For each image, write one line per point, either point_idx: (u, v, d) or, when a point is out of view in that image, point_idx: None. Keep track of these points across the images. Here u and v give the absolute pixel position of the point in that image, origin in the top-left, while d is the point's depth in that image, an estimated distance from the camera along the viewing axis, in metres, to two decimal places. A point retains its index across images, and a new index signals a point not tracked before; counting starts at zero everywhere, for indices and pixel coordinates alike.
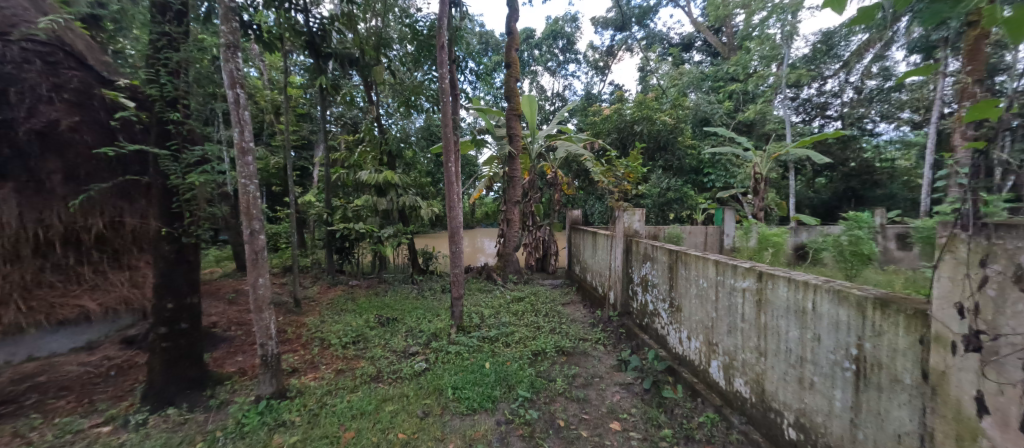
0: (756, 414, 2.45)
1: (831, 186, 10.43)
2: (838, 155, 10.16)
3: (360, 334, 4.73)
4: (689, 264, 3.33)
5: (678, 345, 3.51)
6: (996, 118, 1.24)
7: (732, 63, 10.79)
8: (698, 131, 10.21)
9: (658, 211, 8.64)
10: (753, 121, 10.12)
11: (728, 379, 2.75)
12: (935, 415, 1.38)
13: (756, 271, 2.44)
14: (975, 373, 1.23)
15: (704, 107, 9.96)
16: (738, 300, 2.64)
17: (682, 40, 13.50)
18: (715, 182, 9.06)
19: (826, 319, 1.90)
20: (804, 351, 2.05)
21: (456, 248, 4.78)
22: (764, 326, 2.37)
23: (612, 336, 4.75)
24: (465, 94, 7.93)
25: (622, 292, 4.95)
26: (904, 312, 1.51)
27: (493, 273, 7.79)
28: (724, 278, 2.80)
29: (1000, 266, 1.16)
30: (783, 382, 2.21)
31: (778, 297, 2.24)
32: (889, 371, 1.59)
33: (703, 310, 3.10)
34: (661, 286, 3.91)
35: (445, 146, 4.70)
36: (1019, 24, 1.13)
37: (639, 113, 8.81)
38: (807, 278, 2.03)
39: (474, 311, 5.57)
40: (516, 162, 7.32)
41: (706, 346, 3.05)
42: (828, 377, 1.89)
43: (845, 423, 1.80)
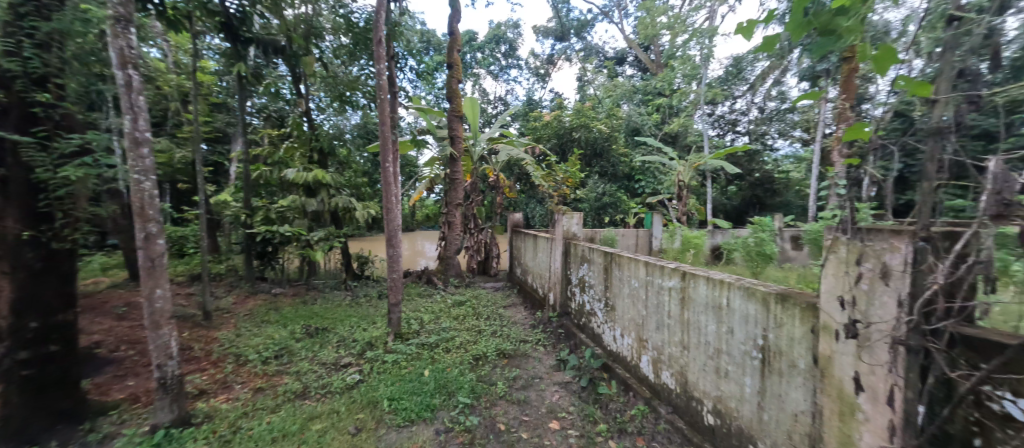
0: (680, 403, 2.65)
1: (740, 193, 11.71)
2: (745, 166, 11.47)
3: (285, 347, 4.32)
4: (622, 265, 3.52)
5: (612, 343, 3.68)
6: (865, 138, 1.46)
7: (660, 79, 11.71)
8: (630, 141, 10.91)
9: (594, 215, 9.07)
10: (677, 133, 11.13)
11: (656, 373, 2.94)
12: (823, 395, 1.59)
13: (680, 271, 2.65)
14: (852, 356, 1.44)
15: (635, 118, 10.68)
16: (665, 299, 2.84)
17: (616, 55, 14.38)
18: (646, 188, 9.71)
19: (738, 313, 2.11)
20: (720, 343, 2.26)
21: (394, 252, 4.58)
22: (687, 322, 2.57)
23: (551, 336, 4.87)
24: (404, 92, 7.66)
25: (561, 294, 5.10)
26: (800, 305, 1.73)
27: (433, 278, 7.59)
28: (653, 278, 3.00)
29: (871, 264, 1.37)
30: (703, 373, 2.41)
31: (699, 295, 2.44)
32: (788, 358, 1.80)
33: (634, 309, 3.29)
34: (597, 286, 4.09)
35: (382, 145, 4.47)
36: (883, 59, 1.34)
37: (578, 121, 9.20)
38: (723, 277, 2.24)
39: (413, 317, 5.38)
40: (458, 164, 7.22)
41: (637, 343, 3.23)
42: (740, 366, 2.10)
43: (753, 407, 2.01)
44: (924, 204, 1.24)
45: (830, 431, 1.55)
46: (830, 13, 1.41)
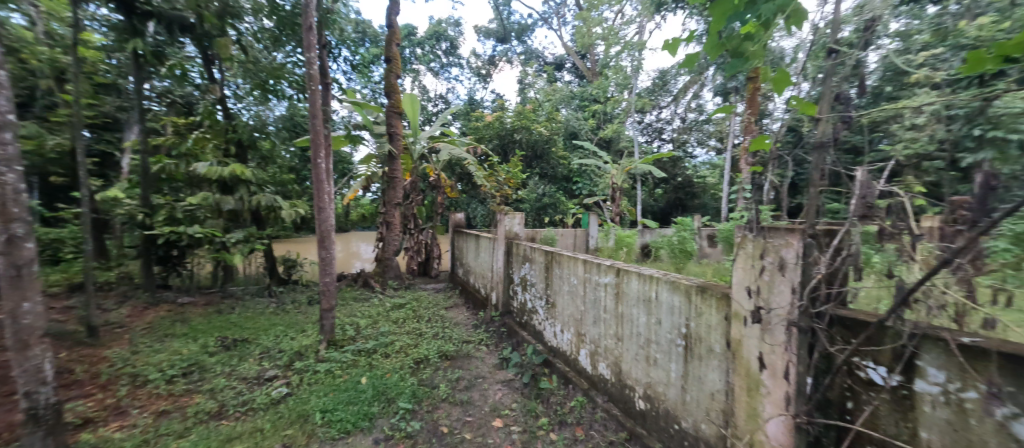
0: (615, 392, 2.82)
1: (666, 196, 12.75)
2: (670, 171, 12.53)
3: (195, 363, 3.83)
4: (562, 264, 3.65)
5: (553, 339, 3.81)
6: (766, 148, 1.68)
7: (596, 86, 12.32)
8: (568, 144, 11.35)
9: (535, 215, 9.29)
10: (611, 138, 11.82)
11: (593, 365, 3.10)
12: (735, 374, 1.79)
13: (615, 268, 2.82)
14: (757, 338, 1.65)
15: (573, 123, 11.15)
16: (601, 294, 3.00)
17: (555, 60, 14.86)
18: (583, 190, 10.17)
19: (665, 305, 2.30)
20: (649, 333, 2.44)
21: (326, 254, 4.28)
22: (621, 315, 2.75)
23: (494, 335, 4.90)
24: (338, 84, 7.22)
25: (503, 293, 5.16)
26: (716, 296, 1.94)
27: (371, 281, 7.23)
28: (591, 275, 3.15)
29: (772, 258, 1.58)
30: (635, 361, 2.59)
31: (631, 289, 2.62)
32: (706, 343, 2.01)
33: (574, 305, 3.44)
34: (538, 284, 4.20)
35: (312, 140, 4.16)
36: (779, 82, 1.56)
37: (519, 123, 9.35)
38: (652, 272, 2.43)
39: (348, 322, 5.08)
40: (397, 162, 6.96)
41: (576, 337, 3.38)
42: (667, 353, 2.29)
43: (678, 390, 2.21)
44: (810, 205, 1.47)
45: (741, 405, 1.75)
46: (740, 37, 1.59)
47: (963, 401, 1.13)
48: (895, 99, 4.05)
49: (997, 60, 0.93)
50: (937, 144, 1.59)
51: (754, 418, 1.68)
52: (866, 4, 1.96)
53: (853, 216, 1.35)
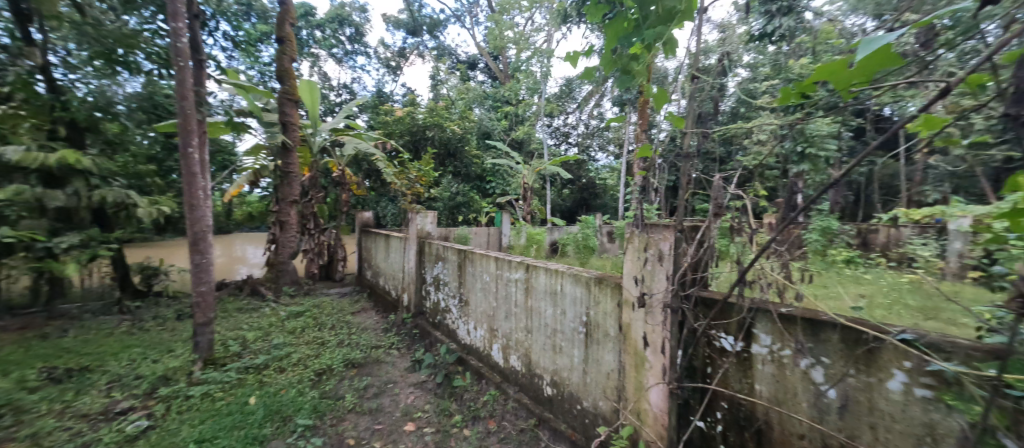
0: (525, 382, 2.96)
1: (572, 196, 13.71)
2: (575, 173, 13.51)
3: (6, 404, 2.97)
4: (475, 262, 3.70)
5: (466, 336, 3.83)
6: (649, 155, 1.93)
7: (508, 89, 12.64)
8: (481, 143, 11.48)
9: (449, 214, 9.22)
10: (523, 140, 12.25)
11: (505, 358, 3.21)
12: (625, 353, 2.03)
13: (524, 264, 2.96)
14: (642, 320, 1.89)
15: (486, 123, 11.31)
16: (512, 290, 3.12)
17: (468, 59, 14.86)
18: (496, 189, 10.39)
19: (568, 296, 2.50)
20: (555, 324, 2.62)
21: (201, 259, 3.68)
22: (530, 308, 2.89)
23: (405, 338, 4.74)
24: (215, 61, 6.22)
25: (415, 294, 5.02)
26: (610, 285, 2.17)
27: (261, 288, 6.40)
28: (502, 271, 3.25)
29: (653, 250, 1.82)
30: (543, 351, 2.76)
31: (539, 283, 2.78)
32: (602, 328, 2.23)
33: (486, 301, 3.51)
34: (451, 283, 4.20)
35: (181, 125, 3.53)
36: (659, 98, 1.80)
37: (431, 119, 9.11)
38: (557, 266, 2.62)
39: (232, 336, 4.44)
40: (293, 155, 6.27)
41: (488, 333, 3.46)
42: (570, 340, 2.49)
43: (579, 373, 2.41)
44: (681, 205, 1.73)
45: (630, 381, 1.99)
46: (628, 57, 1.81)
47: (783, 358, 1.46)
48: (745, 119, 4.96)
49: (798, 97, 1.23)
50: (768, 158, 2.01)
51: (641, 390, 1.92)
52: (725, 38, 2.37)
53: (712, 214, 1.63)
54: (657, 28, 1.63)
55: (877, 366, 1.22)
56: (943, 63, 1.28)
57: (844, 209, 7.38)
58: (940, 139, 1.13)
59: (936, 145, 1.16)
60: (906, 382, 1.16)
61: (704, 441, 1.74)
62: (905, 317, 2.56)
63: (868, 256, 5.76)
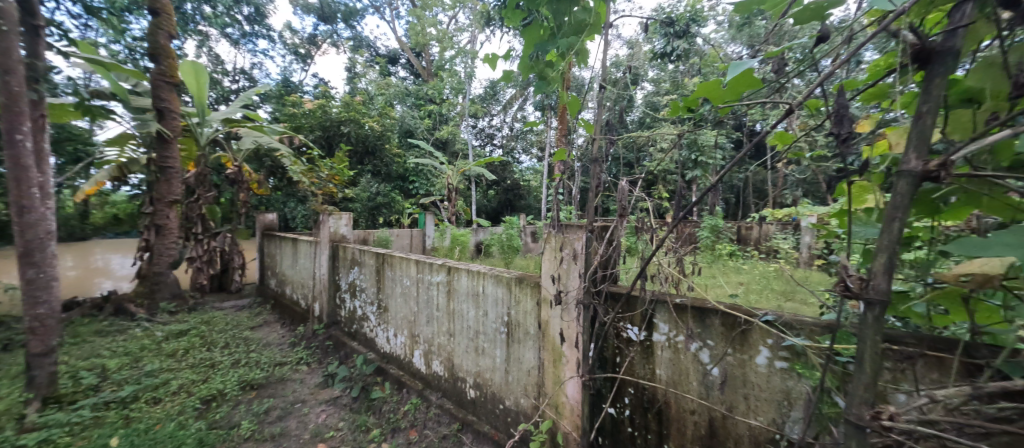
0: (448, 386, 2.90)
1: (498, 197, 13.95)
2: (500, 174, 13.72)
3: None
4: (394, 266, 3.53)
5: (385, 344, 3.64)
6: (564, 158, 2.01)
7: (431, 87, 12.31)
8: (403, 142, 11.06)
9: (368, 215, 8.69)
10: (447, 139, 12.04)
11: (427, 364, 3.11)
12: (544, 350, 2.11)
13: (446, 267, 2.90)
14: (559, 317, 1.97)
15: (408, 121, 10.91)
16: (433, 293, 3.04)
17: (388, 53, 14.12)
18: (419, 189, 10.08)
19: (490, 297, 2.51)
20: (478, 325, 2.62)
21: (36, 274, 2.93)
22: (452, 311, 2.84)
23: (316, 351, 4.34)
24: (60, 29, 5.03)
25: (328, 303, 4.62)
26: (529, 285, 2.22)
27: (129, 305, 5.36)
28: (423, 275, 3.15)
29: (568, 250, 1.91)
30: (465, 354, 2.73)
31: (461, 286, 2.75)
32: (522, 327, 2.28)
33: (406, 306, 3.37)
34: (369, 289, 3.95)
35: (2, 104, 2.77)
36: (572, 105, 1.88)
37: (347, 114, 8.46)
38: (479, 268, 2.61)
39: (87, 366, 3.64)
40: (173, 147, 5.35)
41: (409, 339, 3.32)
42: (492, 341, 2.50)
43: (501, 373, 2.44)
44: (592, 207, 1.84)
45: (549, 376, 2.06)
46: (543, 63, 1.85)
47: (677, 344, 1.64)
48: (651, 128, 5.48)
49: (684, 110, 1.41)
50: (668, 165, 2.22)
51: (558, 384, 2.00)
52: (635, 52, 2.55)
53: (618, 216, 1.76)
54: (570, 38, 1.70)
55: (748, 344, 1.43)
56: (794, 90, 1.54)
57: (727, 209, 8.59)
58: (791, 152, 1.36)
59: (789, 157, 1.39)
60: (769, 356, 1.37)
61: (614, 425, 1.88)
62: (771, 301, 3.05)
63: (746, 250, 6.76)
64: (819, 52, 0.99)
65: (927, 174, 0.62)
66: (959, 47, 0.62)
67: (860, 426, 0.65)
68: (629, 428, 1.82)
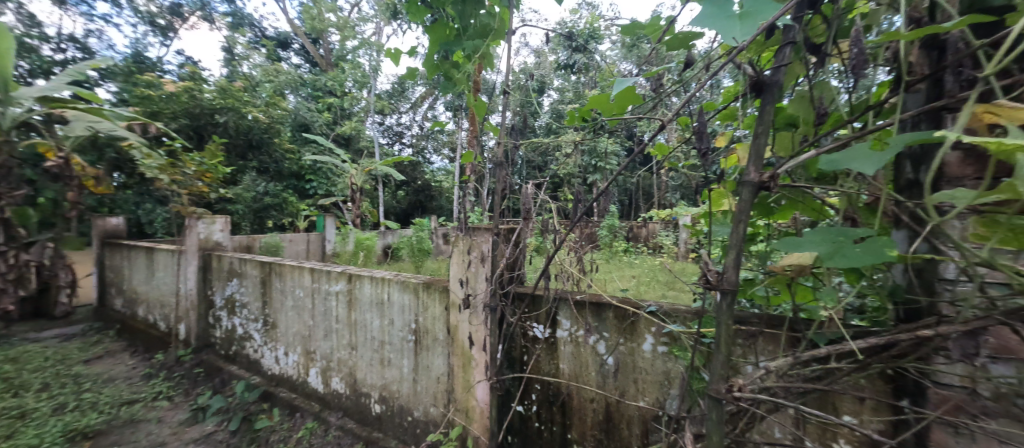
0: (350, 404, 2.67)
1: (407, 198, 13.52)
2: (410, 175, 13.30)
3: None
4: (284, 275, 3.13)
5: (275, 365, 3.21)
6: (471, 160, 1.97)
7: (330, 78, 11.27)
8: (298, 137, 9.95)
9: (253, 218, 7.61)
10: (350, 136, 11.16)
11: (326, 382, 2.83)
12: (453, 355, 2.06)
13: (346, 274, 2.67)
14: (468, 321, 1.96)
15: (302, 113, 9.86)
16: (332, 304, 2.77)
17: (277, 35, 12.40)
18: (317, 189, 9.22)
19: (396, 305, 2.38)
20: (383, 335, 2.46)
21: None
22: (354, 322, 2.63)
23: (182, 382, 3.64)
24: None
25: (197, 323, 3.91)
26: (438, 289, 2.16)
27: None
28: (319, 284, 2.86)
29: (476, 252, 1.90)
30: (369, 367, 2.55)
31: (364, 294, 2.56)
32: (431, 334, 2.21)
33: (300, 320, 3.02)
34: (252, 304, 3.44)
35: None
36: (479, 108, 1.86)
37: (224, 100, 7.22)
38: (383, 274, 2.46)
39: None
40: None
41: (304, 357, 2.98)
42: (399, 351, 2.38)
43: (409, 383, 2.33)
44: (499, 210, 1.86)
45: (458, 381, 2.03)
46: (449, 63, 1.79)
47: (578, 338, 1.75)
48: (556, 134, 5.80)
49: (580, 120, 1.52)
50: (573, 170, 2.33)
51: (468, 389, 1.98)
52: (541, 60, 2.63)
53: (523, 218, 1.80)
54: (475, 41, 1.69)
55: (636, 333, 1.59)
56: (671, 107, 1.76)
57: (622, 210, 9.56)
58: (667, 160, 1.54)
59: (667, 165, 1.58)
60: (653, 343, 1.55)
61: (522, 423, 1.93)
62: (657, 290, 3.49)
63: (637, 247, 7.57)
64: (685, 76, 1.14)
65: (761, 184, 0.74)
66: (781, 82, 0.76)
67: (717, 399, 0.75)
68: (536, 423, 1.88)
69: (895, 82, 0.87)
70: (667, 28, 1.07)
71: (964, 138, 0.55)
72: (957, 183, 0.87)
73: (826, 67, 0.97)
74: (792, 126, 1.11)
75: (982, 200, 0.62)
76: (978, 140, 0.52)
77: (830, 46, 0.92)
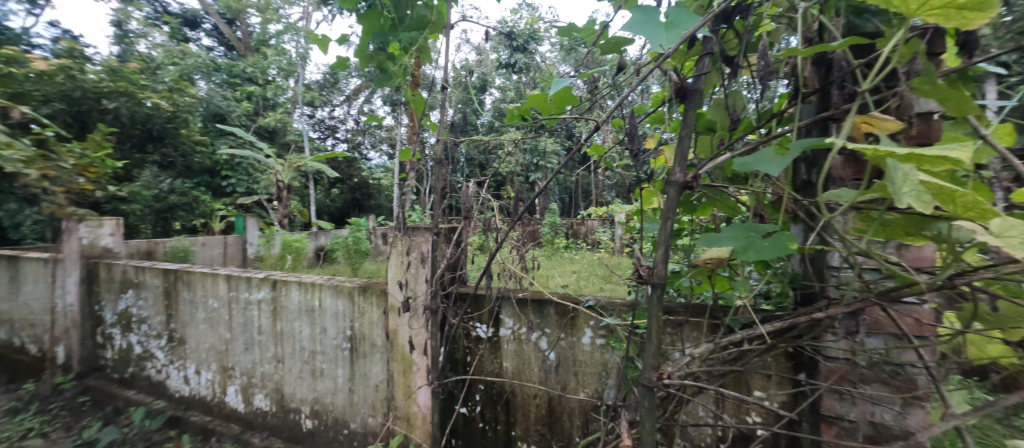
0: (277, 422, 2.44)
1: (342, 196, 13.01)
2: (345, 172, 12.72)
3: None
4: (194, 284, 2.77)
5: (184, 386, 2.84)
6: (408, 157, 1.87)
7: (250, 64, 10.20)
8: (211, 128, 8.89)
9: (157, 219, 6.66)
10: (275, 128, 10.21)
11: (247, 400, 2.56)
12: (393, 361, 1.97)
13: (270, 280, 2.43)
14: (408, 324, 1.89)
15: (217, 102, 8.82)
16: (253, 315, 2.51)
17: (183, 13, 10.82)
18: (236, 187, 8.40)
19: (328, 312, 2.21)
20: (314, 345, 2.28)
21: None
22: (280, 333, 2.41)
23: (61, 414, 3.08)
24: None
25: (82, 344, 3.36)
26: (375, 293, 2.05)
27: None
28: (238, 293, 2.57)
29: (415, 253, 1.84)
30: (298, 380, 2.35)
31: (291, 302, 2.35)
32: (368, 340, 2.09)
33: (215, 334, 2.69)
34: (154, 318, 3.01)
35: None
36: (417, 104, 1.76)
37: (114, 83, 6.03)
38: (313, 279, 2.27)
39: None
40: None
41: (220, 374, 2.67)
42: (332, 361, 2.22)
43: (344, 394, 2.18)
44: (439, 209, 1.81)
45: (399, 388, 1.94)
46: (384, 55, 1.66)
47: (521, 336, 1.76)
48: (499, 132, 5.83)
49: (519, 119, 1.53)
50: (516, 168, 2.33)
51: (409, 395, 1.90)
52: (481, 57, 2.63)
53: (464, 218, 1.77)
54: (412, 33, 1.59)
55: (576, 327, 1.64)
56: (606, 109, 1.83)
57: (562, 207, 9.89)
58: (603, 161, 1.60)
59: (603, 166, 1.64)
60: (592, 336, 1.61)
61: (466, 424, 1.90)
62: (595, 284, 3.65)
63: (577, 243, 7.86)
64: (618, 80, 1.19)
65: (686, 184, 0.79)
66: (703, 88, 0.80)
67: (650, 387, 0.79)
68: (480, 424, 1.86)
69: (793, 93, 0.98)
70: (601, 33, 1.11)
71: (846, 144, 0.62)
72: (840, 184, 1.03)
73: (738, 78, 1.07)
74: (711, 131, 1.22)
75: (862, 198, 0.70)
76: (855, 147, 0.58)
77: (741, 58, 1.00)
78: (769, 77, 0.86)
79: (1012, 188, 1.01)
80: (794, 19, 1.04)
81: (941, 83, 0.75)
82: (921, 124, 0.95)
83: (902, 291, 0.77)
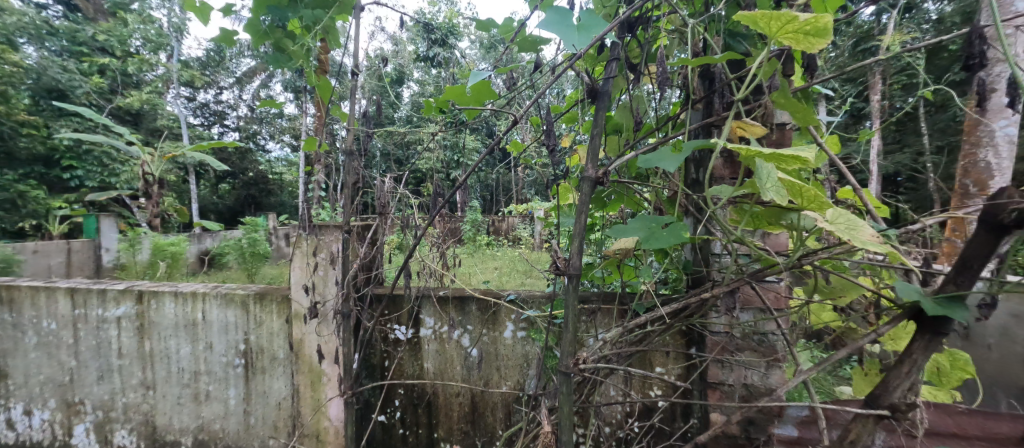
0: None
1: (234, 193, 11.72)
2: (237, 165, 11.43)
3: None
4: (20, 303, 2.18)
5: (7, 432, 2.23)
6: (312, 148, 1.65)
7: (102, 30, 8.30)
8: (45, 106, 7.10)
9: None
10: (141, 110, 8.55)
11: (104, 440, 2.10)
12: (298, 374, 1.78)
13: (134, 292, 2.01)
14: (316, 332, 1.73)
15: (54, 73, 7.07)
16: (111, 334, 2.06)
17: None
18: (85, 178, 7.09)
19: (215, 324, 1.91)
20: (196, 365, 1.95)
21: None
22: (149, 354, 2.02)
23: None
24: None
25: None
26: (276, 300, 1.82)
27: None
28: (86, 311, 2.09)
29: (324, 254, 1.68)
30: (176, 408, 1.99)
31: (164, 316, 1.98)
32: (268, 353, 1.85)
33: (53, 362, 2.15)
34: None
35: None
36: (324, 90, 1.55)
37: None
38: (194, 287, 1.94)
39: None
40: None
41: (62, 411, 2.15)
42: (221, 381, 1.92)
43: (239, 418, 1.91)
44: (352, 206, 1.66)
45: (306, 403, 1.76)
46: (282, 32, 1.43)
47: (442, 335, 1.72)
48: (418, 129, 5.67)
49: (437, 111, 1.47)
50: (438, 164, 2.24)
51: (319, 410, 1.74)
52: (396, 46, 2.50)
53: (379, 215, 1.66)
54: (315, 11, 1.37)
55: (497, 322, 1.67)
56: (522, 107, 1.87)
57: (484, 204, 9.97)
58: (521, 158, 1.62)
59: (521, 163, 1.65)
60: (513, 329, 1.65)
61: (385, 432, 1.79)
62: (516, 280, 3.75)
63: (499, 240, 8.02)
64: (535, 78, 1.20)
65: (597, 180, 0.82)
66: (611, 91, 0.83)
67: (567, 373, 0.82)
68: (400, 430, 1.78)
69: (684, 101, 1.11)
70: (518, 31, 1.12)
71: (727, 145, 0.70)
72: (719, 181, 1.20)
73: (641, 84, 1.16)
74: (618, 132, 1.32)
75: (736, 194, 0.81)
76: (734, 147, 0.66)
77: (643, 65, 1.09)
78: (664, 84, 0.94)
79: (837, 186, 1.27)
80: (684, 35, 1.17)
81: (792, 97, 0.89)
82: (777, 132, 1.15)
83: (764, 271, 0.90)
